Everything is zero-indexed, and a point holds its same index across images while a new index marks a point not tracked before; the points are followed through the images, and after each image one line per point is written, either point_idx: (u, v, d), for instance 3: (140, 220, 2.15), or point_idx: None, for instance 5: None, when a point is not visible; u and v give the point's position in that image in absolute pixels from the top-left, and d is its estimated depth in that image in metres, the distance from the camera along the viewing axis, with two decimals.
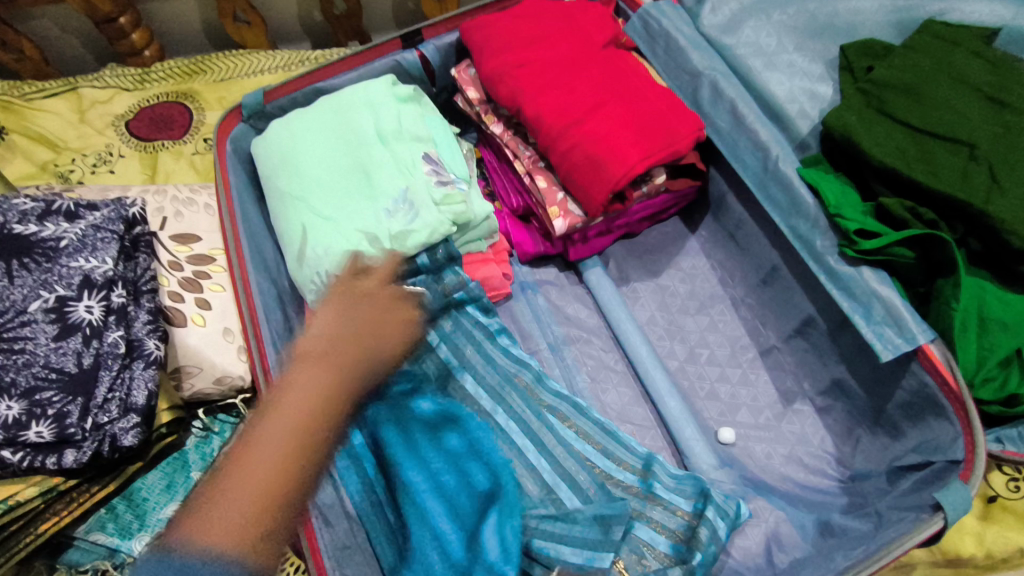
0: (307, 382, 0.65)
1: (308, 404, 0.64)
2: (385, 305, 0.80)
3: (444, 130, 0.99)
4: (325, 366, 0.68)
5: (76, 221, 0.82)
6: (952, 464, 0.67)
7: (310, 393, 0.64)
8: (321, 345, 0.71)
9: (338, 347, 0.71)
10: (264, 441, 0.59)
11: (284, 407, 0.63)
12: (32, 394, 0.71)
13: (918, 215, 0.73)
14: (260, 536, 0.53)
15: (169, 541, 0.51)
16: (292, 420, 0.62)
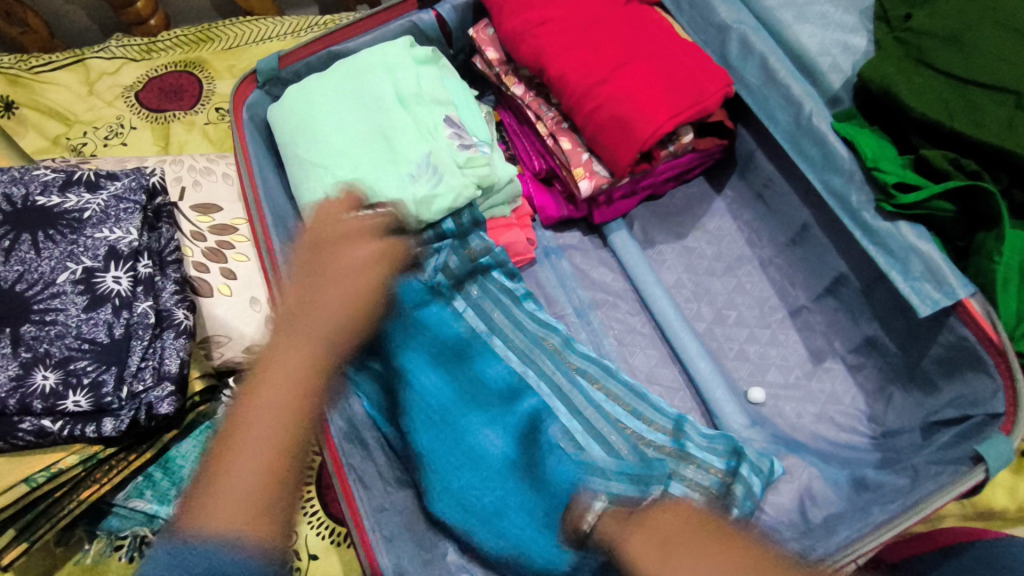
0: (283, 364, 0.66)
1: (293, 390, 0.65)
2: (358, 270, 0.75)
3: (464, 93, 0.98)
4: (312, 340, 0.68)
5: (99, 191, 0.81)
6: (992, 417, 0.67)
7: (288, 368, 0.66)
8: (293, 314, 0.70)
9: (304, 310, 0.70)
10: (242, 434, 0.61)
11: (264, 393, 0.64)
12: (67, 364, 0.71)
13: (960, 165, 0.71)
14: (268, 523, 0.56)
15: (175, 529, 0.54)
16: (271, 412, 0.63)
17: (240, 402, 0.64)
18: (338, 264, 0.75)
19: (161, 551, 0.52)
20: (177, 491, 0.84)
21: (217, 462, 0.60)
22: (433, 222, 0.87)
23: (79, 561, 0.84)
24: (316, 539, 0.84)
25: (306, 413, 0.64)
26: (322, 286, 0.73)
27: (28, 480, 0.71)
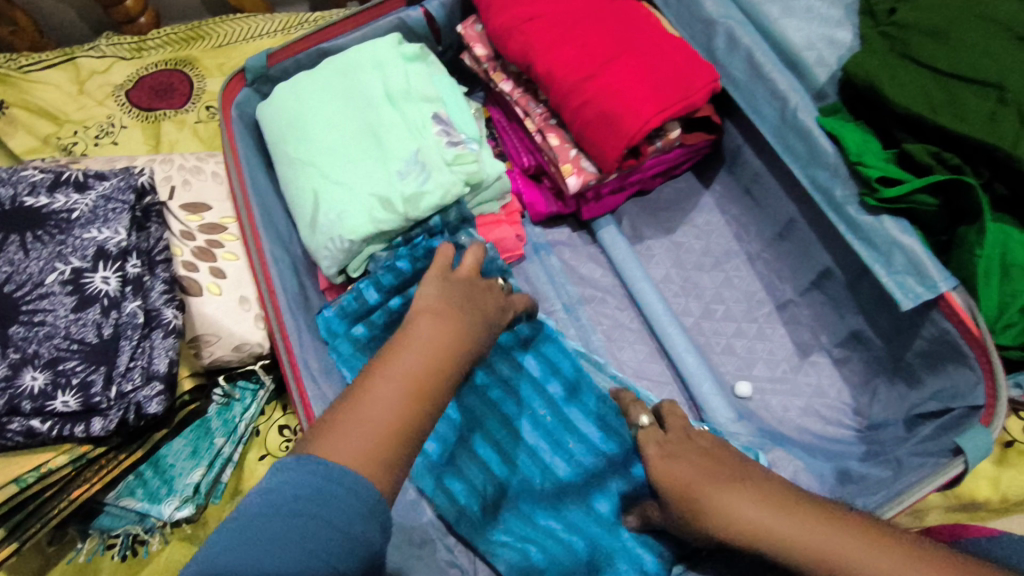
0: (430, 337, 0.59)
1: (443, 351, 0.58)
2: (487, 287, 0.70)
3: (451, 90, 0.97)
4: (455, 323, 0.61)
5: (87, 192, 0.81)
6: (972, 409, 0.67)
7: (439, 342, 0.59)
8: (452, 292, 0.65)
9: (473, 302, 0.66)
10: (396, 369, 0.55)
11: (414, 344, 0.58)
12: (56, 365, 0.72)
13: (942, 160, 0.72)
14: (385, 459, 0.50)
15: (303, 447, 0.51)
16: (425, 357, 0.57)
17: (400, 341, 0.58)
18: (468, 272, 0.71)
19: (285, 466, 0.48)
20: (167, 490, 0.85)
21: (356, 392, 0.54)
22: (421, 221, 0.88)
23: (72, 560, 0.85)
24: None
25: (443, 369, 0.57)
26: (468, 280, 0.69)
27: (18, 480, 0.72)
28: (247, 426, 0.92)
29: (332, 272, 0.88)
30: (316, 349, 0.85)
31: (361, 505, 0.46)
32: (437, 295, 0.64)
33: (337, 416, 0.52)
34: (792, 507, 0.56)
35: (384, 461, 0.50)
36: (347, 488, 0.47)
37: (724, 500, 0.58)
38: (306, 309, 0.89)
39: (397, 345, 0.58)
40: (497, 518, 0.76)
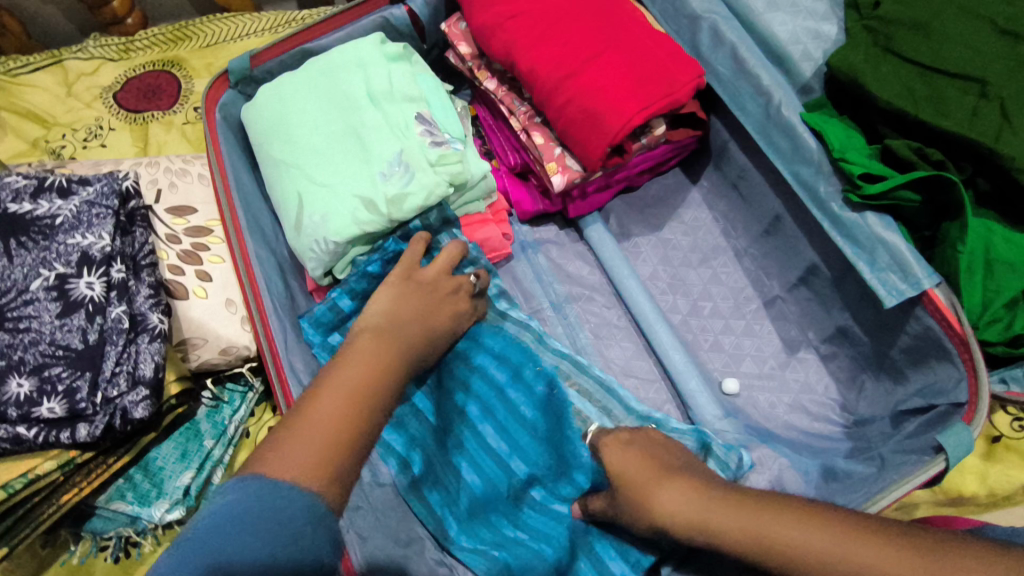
0: (367, 356, 0.63)
1: (381, 363, 0.62)
2: (435, 300, 0.76)
3: (436, 89, 0.97)
4: (392, 342, 0.66)
5: (70, 197, 0.81)
6: (955, 407, 0.67)
7: (376, 360, 0.63)
8: (393, 314, 0.71)
9: (414, 320, 0.72)
10: (339, 378, 0.59)
11: (354, 359, 0.62)
12: (41, 371, 0.72)
13: (925, 155, 0.71)
14: (332, 465, 0.52)
15: (247, 467, 0.50)
16: (365, 367, 0.61)
17: (341, 359, 0.62)
18: (432, 275, 0.78)
19: (234, 486, 0.48)
20: (157, 492, 0.85)
21: (302, 401, 0.57)
22: (399, 223, 0.88)
23: (65, 562, 0.85)
24: None
25: (384, 376, 0.61)
26: (414, 297, 0.75)
27: (5, 486, 0.71)
28: (237, 429, 0.93)
29: (318, 273, 0.88)
30: (301, 351, 0.85)
31: (309, 510, 0.47)
32: (377, 320, 0.70)
33: (280, 432, 0.53)
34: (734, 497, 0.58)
35: (334, 454, 0.52)
36: (295, 495, 0.48)
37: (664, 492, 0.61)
38: (292, 312, 0.89)
39: (339, 361, 0.62)
40: (468, 524, 0.77)
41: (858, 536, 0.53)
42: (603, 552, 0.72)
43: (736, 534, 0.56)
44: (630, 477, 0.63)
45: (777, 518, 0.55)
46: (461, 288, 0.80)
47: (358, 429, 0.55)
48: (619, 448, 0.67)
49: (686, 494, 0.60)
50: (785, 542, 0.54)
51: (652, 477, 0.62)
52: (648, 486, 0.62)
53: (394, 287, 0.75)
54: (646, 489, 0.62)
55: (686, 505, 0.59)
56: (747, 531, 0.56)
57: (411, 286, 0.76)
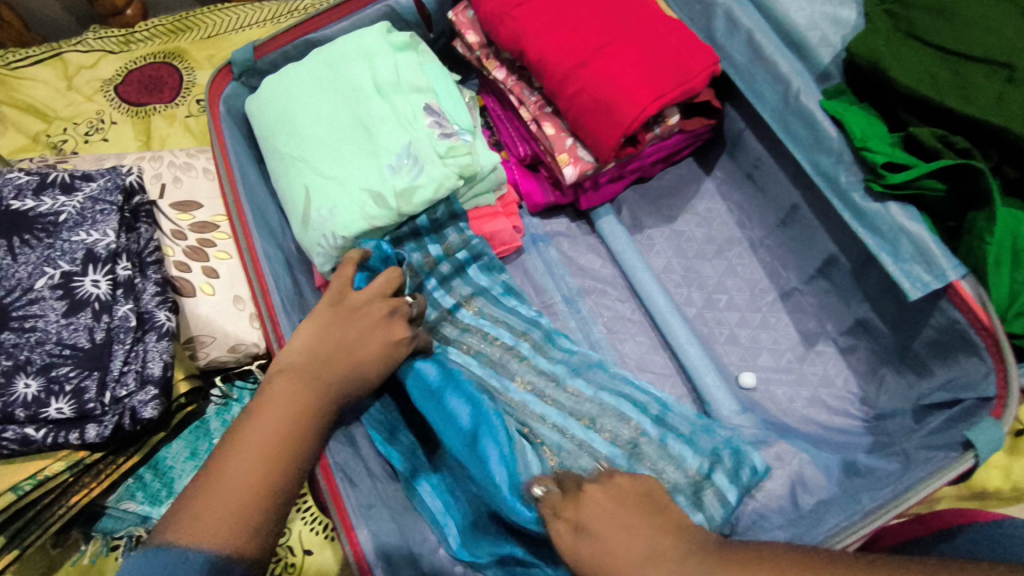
0: (286, 399, 0.58)
1: (296, 417, 0.58)
2: (371, 325, 0.68)
3: (444, 79, 0.95)
4: (312, 384, 0.61)
5: (74, 193, 0.80)
6: (983, 401, 0.66)
7: (297, 402, 0.58)
8: (317, 347, 0.64)
9: (342, 351, 0.64)
10: (248, 439, 0.55)
11: (268, 412, 0.57)
12: (49, 371, 0.70)
13: (950, 143, 0.69)
14: (244, 534, 0.50)
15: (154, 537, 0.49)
16: (277, 425, 0.56)
17: (254, 410, 0.57)
18: (366, 295, 0.70)
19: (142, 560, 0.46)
20: (168, 492, 0.84)
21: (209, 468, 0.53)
22: (408, 217, 0.86)
23: (77, 562, 0.84)
24: (310, 534, 0.87)
25: (297, 434, 0.57)
26: (345, 321, 0.67)
27: (15, 488, 0.70)
28: None
29: (327, 269, 0.86)
30: None
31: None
32: (298, 354, 0.63)
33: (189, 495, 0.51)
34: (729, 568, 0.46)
35: (241, 532, 0.50)
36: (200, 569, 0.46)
37: None
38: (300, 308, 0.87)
39: (250, 415, 0.57)
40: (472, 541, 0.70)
41: None
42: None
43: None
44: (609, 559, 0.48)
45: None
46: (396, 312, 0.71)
47: (267, 497, 0.52)
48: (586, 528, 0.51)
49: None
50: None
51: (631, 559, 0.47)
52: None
53: (324, 317, 0.67)
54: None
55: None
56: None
57: (340, 311, 0.68)
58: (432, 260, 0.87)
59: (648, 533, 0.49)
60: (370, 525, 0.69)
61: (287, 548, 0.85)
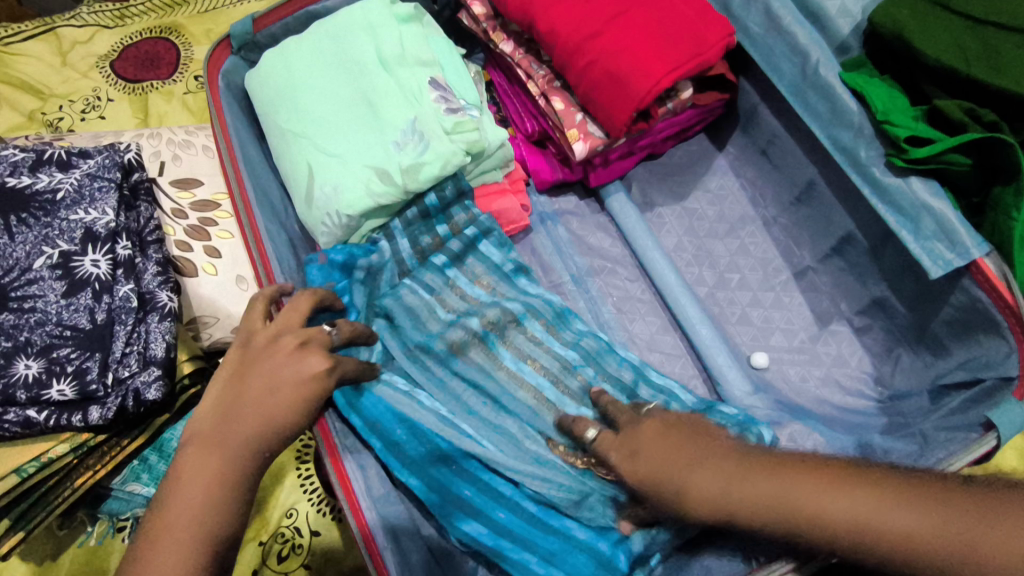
0: (194, 467, 0.51)
1: (207, 493, 0.49)
2: (281, 361, 0.59)
3: (449, 52, 0.92)
4: (222, 441, 0.53)
5: (71, 170, 0.78)
6: (1005, 380, 0.64)
7: (205, 467, 0.51)
8: (222, 406, 0.55)
9: (253, 395, 0.56)
10: (167, 526, 0.48)
11: (177, 493, 0.49)
12: (50, 352, 0.69)
13: (977, 116, 0.66)
14: None
15: None
16: (193, 501, 0.49)
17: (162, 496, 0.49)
18: (267, 335, 0.62)
19: None
20: None
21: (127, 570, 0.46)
22: (416, 197, 0.85)
23: (83, 544, 0.84)
24: (317, 515, 0.86)
25: (217, 505, 0.49)
26: (254, 364, 0.59)
27: (18, 470, 0.69)
28: None
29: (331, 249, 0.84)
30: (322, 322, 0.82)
31: None
32: (208, 416, 0.55)
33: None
34: (754, 466, 0.51)
35: None
36: None
37: (697, 482, 0.51)
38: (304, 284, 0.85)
39: (165, 498, 0.49)
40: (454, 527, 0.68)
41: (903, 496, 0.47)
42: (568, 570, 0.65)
43: (762, 506, 0.49)
44: (652, 479, 0.54)
45: (810, 484, 0.49)
46: (311, 340, 0.62)
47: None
48: (627, 461, 0.56)
49: (709, 480, 0.51)
50: (841, 520, 0.47)
51: (670, 473, 0.53)
52: (668, 492, 0.53)
53: (230, 364, 0.59)
54: (668, 488, 0.53)
55: (710, 489, 0.51)
56: (785, 515, 0.49)
57: (250, 352, 0.60)
58: (439, 241, 0.86)
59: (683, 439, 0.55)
60: (378, 508, 0.68)
61: (294, 529, 0.85)
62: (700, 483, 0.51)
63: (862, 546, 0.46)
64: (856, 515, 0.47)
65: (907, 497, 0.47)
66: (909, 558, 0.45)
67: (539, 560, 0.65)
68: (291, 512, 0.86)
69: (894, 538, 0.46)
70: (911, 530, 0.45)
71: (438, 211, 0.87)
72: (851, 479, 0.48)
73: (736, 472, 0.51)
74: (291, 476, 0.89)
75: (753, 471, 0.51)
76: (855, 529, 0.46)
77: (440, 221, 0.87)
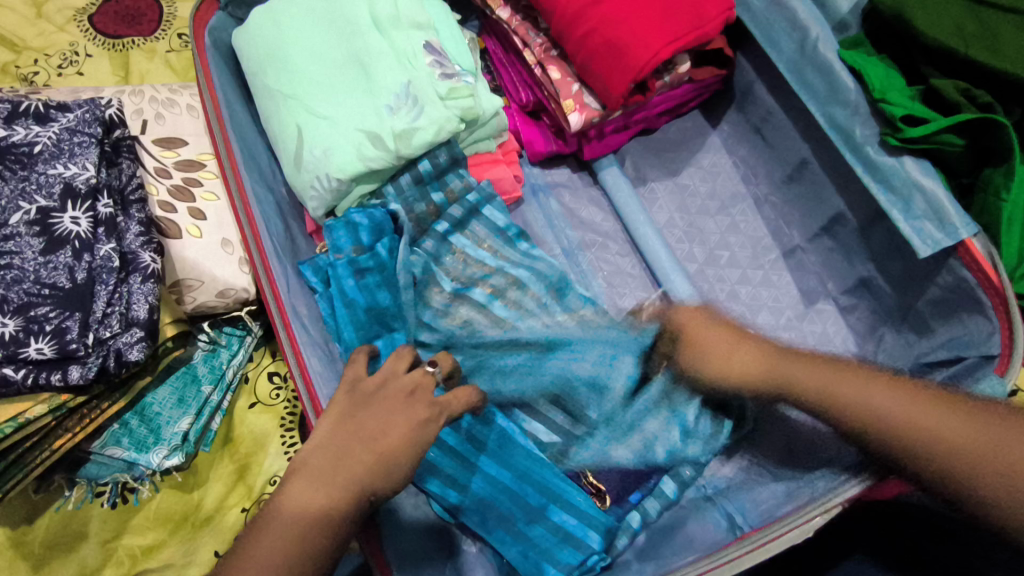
0: (299, 511, 0.50)
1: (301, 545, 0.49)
2: (392, 411, 0.56)
3: (445, 17, 0.89)
4: (327, 489, 0.52)
5: (49, 124, 0.75)
6: (985, 359, 0.64)
7: (307, 517, 0.50)
8: (333, 449, 0.53)
9: (360, 439, 0.54)
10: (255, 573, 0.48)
11: (273, 541, 0.49)
12: (27, 311, 0.67)
13: (972, 97, 0.67)
14: None
15: None
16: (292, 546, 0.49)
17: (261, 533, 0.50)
18: (377, 376, 0.59)
19: None
20: (155, 438, 0.81)
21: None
22: (409, 163, 0.83)
23: (60, 508, 0.81)
24: None
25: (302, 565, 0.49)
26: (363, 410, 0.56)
27: None
28: (235, 374, 0.89)
29: (319, 214, 0.83)
30: (305, 294, 0.79)
31: None
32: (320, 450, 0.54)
33: None
34: (805, 360, 0.64)
35: None
36: None
37: (747, 365, 0.66)
38: (292, 255, 0.83)
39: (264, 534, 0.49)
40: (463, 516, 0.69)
41: (940, 413, 0.55)
42: (546, 544, 0.67)
43: (808, 385, 0.62)
44: (709, 355, 0.68)
45: (855, 384, 0.60)
46: (420, 388, 0.59)
47: None
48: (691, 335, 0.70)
49: (757, 359, 0.65)
50: (882, 412, 0.57)
51: (730, 355, 0.67)
52: (727, 369, 0.67)
53: (335, 411, 0.57)
54: (731, 365, 0.67)
55: (764, 371, 0.65)
56: (832, 397, 0.60)
57: (356, 397, 0.57)
58: (436, 209, 0.86)
59: (743, 337, 0.68)
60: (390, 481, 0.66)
61: None
62: (755, 365, 0.65)
63: (895, 440, 0.56)
64: (890, 405, 0.57)
65: (949, 411, 0.56)
66: (940, 458, 0.54)
67: (514, 541, 0.67)
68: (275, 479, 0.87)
69: (926, 438, 0.55)
70: (941, 428, 0.54)
71: (433, 179, 0.85)
72: (903, 387, 0.58)
73: (787, 360, 0.64)
74: (275, 443, 0.89)
75: (799, 359, 0.64)
76: (893, 425, 0.56)
77: (436, 189, 0.86)
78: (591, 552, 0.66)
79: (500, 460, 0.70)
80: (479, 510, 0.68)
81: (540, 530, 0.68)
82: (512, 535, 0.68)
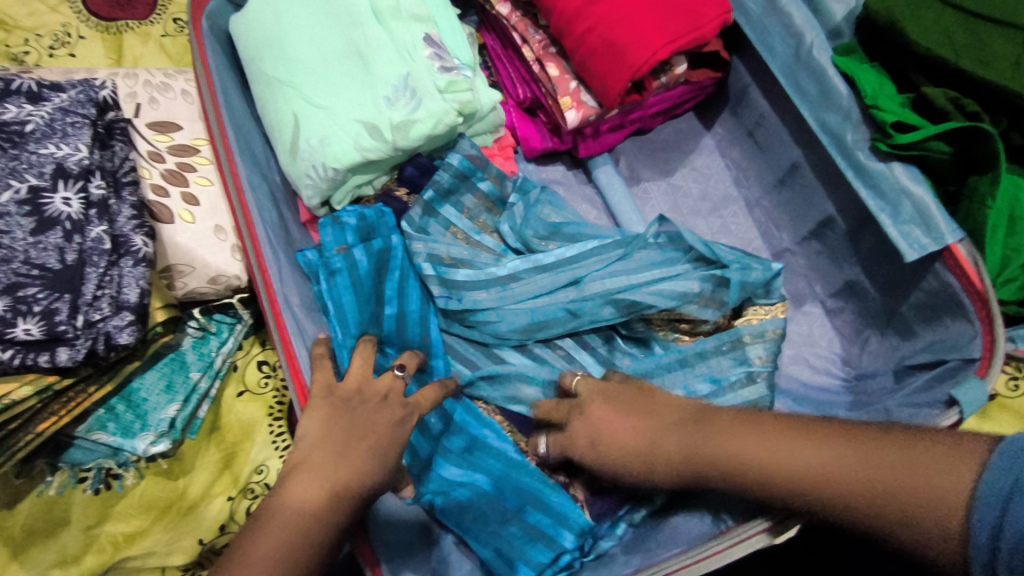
0: (302, 498, 0.50)
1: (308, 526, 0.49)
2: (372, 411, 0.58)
3: (445, 11, 0.89)
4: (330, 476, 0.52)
5: (42, 103, 0.74)
6: (967, 362, 0.66)
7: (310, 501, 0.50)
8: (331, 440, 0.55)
9: (349, 437, 0.55)
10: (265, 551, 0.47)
11: (279, 523, 0.49)
12: (15, 291, 0.65)
13: (961, 106, 0.69)
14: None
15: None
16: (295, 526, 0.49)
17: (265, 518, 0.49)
18: (355, 383, 0.61)
19: None
20: (141, 425, 0.80)
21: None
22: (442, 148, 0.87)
23: (42, 493, 0.80)
24: None
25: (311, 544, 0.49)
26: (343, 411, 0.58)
27: None
28: (224, 361, 0.89)
29: (315, 204, 0.83)
30: (299, 284, 0.79)
31: None
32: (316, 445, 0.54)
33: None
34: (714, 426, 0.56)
35: None
36: None
37: (640, 443, 0.58)
38: (287, 243, 0.82)
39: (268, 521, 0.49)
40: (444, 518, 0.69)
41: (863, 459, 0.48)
42: (522, 547, 0.67)
43: (716, 460, 0.54)
44: (583, 434, 0.62)
45: (773, 447, 0.52)
46: (392, 393, 0.62)
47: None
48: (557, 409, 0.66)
49: (647, 434, 0.58)
50: (808, 476, 0.50)
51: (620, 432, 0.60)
52: (604, 453, 0.60)
53: (314, 411, 0.58)
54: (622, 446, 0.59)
55: (668, 453, 0.57)
56: (747, 469, 0.53)
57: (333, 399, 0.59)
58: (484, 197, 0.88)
59: (624, 409, 0.61)
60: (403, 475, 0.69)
61: (264, 486, 0.86)
62: (636, 441, 0.59)
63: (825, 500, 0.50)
64: (810, 464, 0.50)
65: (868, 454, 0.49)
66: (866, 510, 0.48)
67: (487, 541, 0.67)
68: (262, 468, 0.87)
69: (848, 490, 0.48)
70: (858, 474, 0.48)
71: (475, 169, 0.87)
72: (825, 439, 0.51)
73: (681, 436, 0.57)
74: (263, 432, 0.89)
75: (688, 420, 0.58)
76: (822, 485, 0.49)
77: (481, 178, 0.87)
78: (562, 551, 0.67)
79: (471, 465, 0.72)
80: (457, 511, 0.68)
81: (513, 530, 0.68)
82: (487, 538, 0.68)
